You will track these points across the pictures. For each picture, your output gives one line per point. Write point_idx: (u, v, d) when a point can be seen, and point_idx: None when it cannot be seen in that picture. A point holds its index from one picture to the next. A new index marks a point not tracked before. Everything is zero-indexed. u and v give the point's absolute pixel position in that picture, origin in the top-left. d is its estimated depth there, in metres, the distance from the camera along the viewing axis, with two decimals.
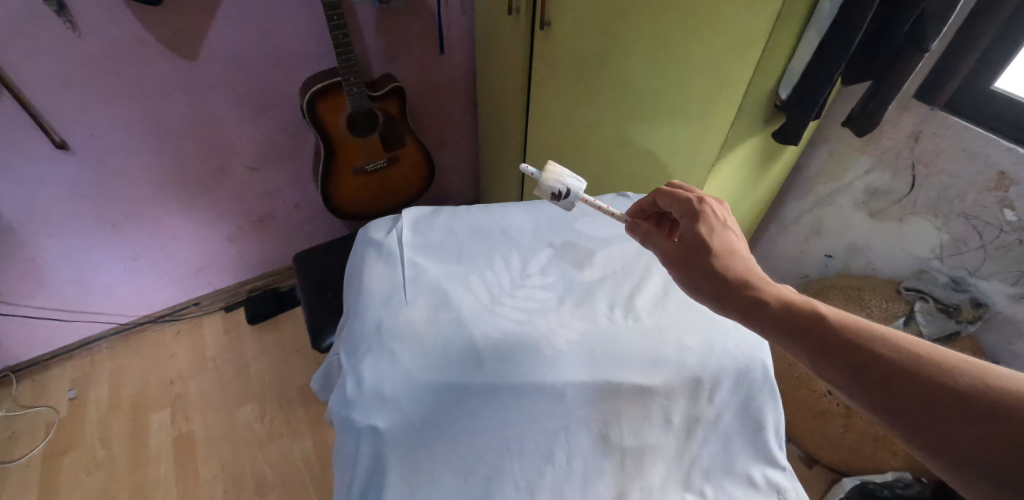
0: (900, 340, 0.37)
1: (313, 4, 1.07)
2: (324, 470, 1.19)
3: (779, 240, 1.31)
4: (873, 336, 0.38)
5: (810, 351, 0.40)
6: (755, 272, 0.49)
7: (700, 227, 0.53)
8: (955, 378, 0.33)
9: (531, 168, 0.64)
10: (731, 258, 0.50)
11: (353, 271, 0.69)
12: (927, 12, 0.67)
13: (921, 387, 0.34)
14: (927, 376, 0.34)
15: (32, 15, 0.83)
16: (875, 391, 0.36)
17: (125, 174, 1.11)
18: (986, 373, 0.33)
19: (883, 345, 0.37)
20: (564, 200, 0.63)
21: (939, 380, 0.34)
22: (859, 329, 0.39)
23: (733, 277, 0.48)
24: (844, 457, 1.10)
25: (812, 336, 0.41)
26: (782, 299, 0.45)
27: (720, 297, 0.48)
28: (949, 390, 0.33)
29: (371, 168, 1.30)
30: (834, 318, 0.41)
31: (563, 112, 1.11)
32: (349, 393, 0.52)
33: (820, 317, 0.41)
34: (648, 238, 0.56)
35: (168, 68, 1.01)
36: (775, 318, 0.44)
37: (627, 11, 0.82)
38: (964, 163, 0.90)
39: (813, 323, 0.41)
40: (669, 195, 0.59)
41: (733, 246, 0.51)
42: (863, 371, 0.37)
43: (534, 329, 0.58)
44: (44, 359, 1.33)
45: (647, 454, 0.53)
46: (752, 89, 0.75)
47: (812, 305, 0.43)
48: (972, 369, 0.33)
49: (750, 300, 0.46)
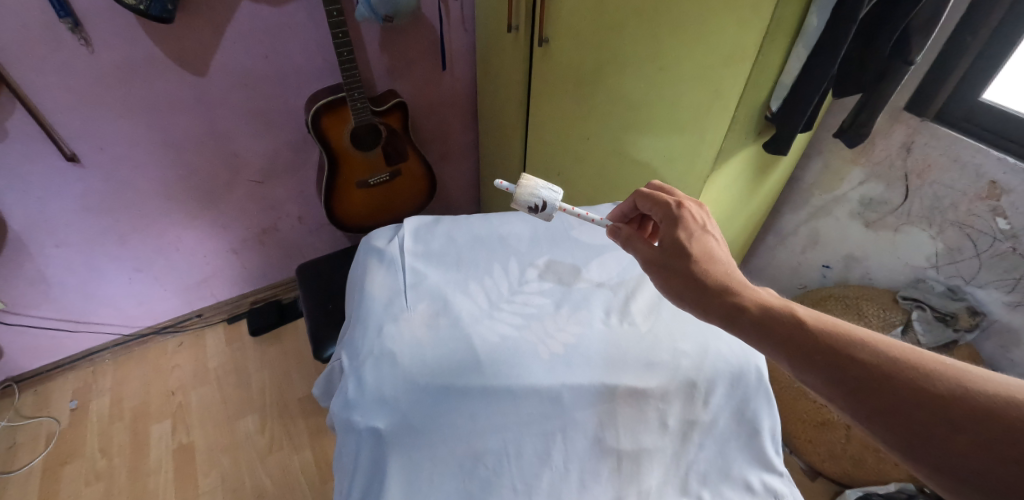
0: (879, 345, 0.38)
1: (320, 22, 1.11)
2: (324, 482, 1.18)
3: (776, 251, 1.32)
4: (853, 341, 0.39)
5: (793, 356, 0.41)
6: (734, 276, 0.50)
7: (681, 233, 0.54)
8: (935, 383, 0.35)
9: (505, 183, 0.65)
10: (711, 263, 0.51)
11: (355, 279, 0.70)
12: (912, 26, 0.70)
13: (900, 391, 0.35)
14: (907, 380, 0.35)
15: (48, 31, 0.87)
16: (856, 396, 0.37)
17: (132, 186, 1.13)
18: (963, 376, 0.34)
19: (862, 349, 0.38)
20: (542, 212, 0.66)
21: (918, 383, 0.35)
22: (839, 334, 0.40)
23: (714, 282, 0.50)
24: (846, 469, 1.09)
25: (793, 341, 0.42)
26: (762, 304, 0.46)
27: (701, 303, 0.49)
28: (929, 394, 0.34)
29: (373, 181, 1.32)
30: (814, 322, 0.42)
31: (563, 125, 1.13)
32: (350, 395, 0.53)
33: (800, 322, 0.42)
34: (630, 242, 0.58)
35: (178, 83, 1.04)
36: (756, 323, 0.45)
37: (623, 28, 0.86)
38: (956, 173, 0.91)
39: (794, 328, 0.42)
40: (649, 198, 0.61)
41: (712, 251, 0.53)
42: (843, 377, 0.38)
43: (531, 334, 0.59)
44: (48, 369, 1.34)
45: (644, 457, 0.53)
46: (744, 101, 0.76)
47: (791, 309, 0.44)
48: (949, 372, 0.35)
49: (732, 306, 0.47)
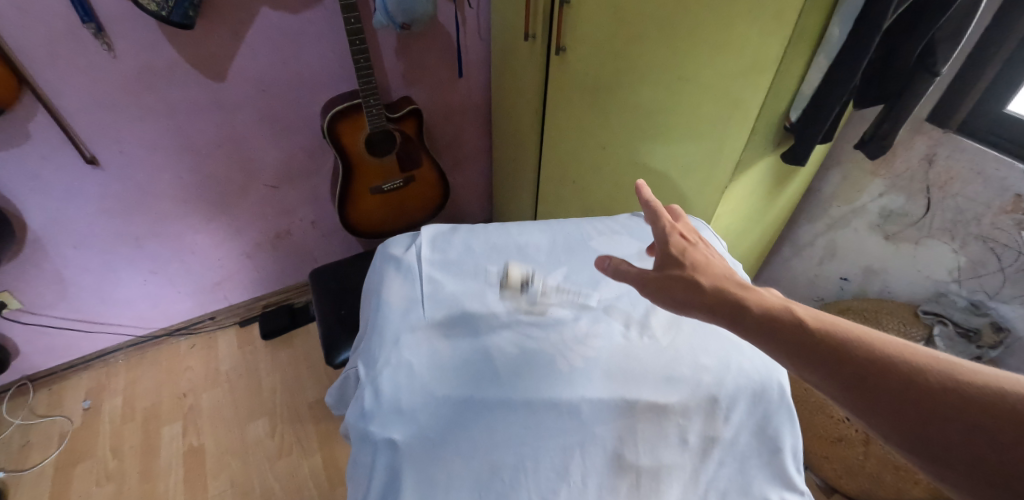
0: (873, 339, 0.38)
1: (338, 30, 1.12)
2: (334, 488, 1.18)
3: (793, 263, 1.30)
4: (852, 338, 0.38)
5: (793, 354, 0.40)
6: (733, 279, 0.48)
7: (674, 250, 0.52)
8: (927, 375, 0.34)
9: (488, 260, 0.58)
10: (710, 269, 0.49)
11: (372, 287, 0.70)
12: (936, 38, 0.69)
13: (895, 386, 0.35)
14: (902, 374, 0.35)
15: (72, 37, 0.89)
16: (856, 392, 0.36)
17: (150, 189, 1.15)
18: (954, 369, 0.34)
19: (858, 346, 0.37)
20: None
21: (911, 378, 0.34)
22: (839, 332, 0.39)
23: (710, 288, 0.47)
24: (864, 486, 1.06)
25: (795, 339, 0.40)
26: (763, 304, 0.43)
27: (704, 307, 0.46)
28: (924, 389, 0.34)
29: (387, 188, 1.32)
30: (815, 322, 0.40)
31: (578, 132, 1.13)
32: (367, 406, 0.52)
33: (800, 322, 0.41)
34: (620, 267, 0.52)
35: (197, 89, 1.05)
36: (759, 322, 0.42)
37: (642, 38, 0.85)
38: (980, 186, 0.89)
39: (795, 328, 0.40)
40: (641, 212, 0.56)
41: (710, 261, 0.50)
42: (841, 373, 0.37)
43: (549, 345, 0.58)
44: (63, 369, 1.35)
45: (663, 474, 0.53)
46: (764, 113, 0.76)
47: (790, 309, 0.42)
48: (940, 365, 0.35)
49: (734, 305, 0.44)
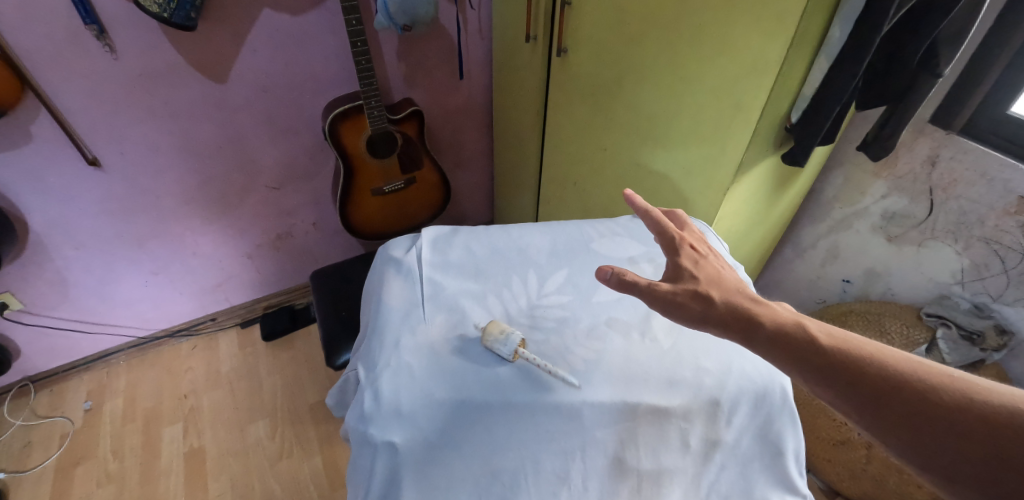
0: (886, 357, 0.37)
1: (339, 31, 1.12)
2: (334, 490, 1.18)
3: (795, 265, 1.30)
4: (865, 355, 0.38)
5: (805, 369, 0.39)
6: (746, 293, 0.47)
7: (685, 261, 0.51)
8: (941, 393, 0.34)
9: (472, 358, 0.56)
10: (720, 283, 0.48)
11: (373, 288, 0.70)
12: (939, 39, 0.69)
13: (909, 403, 0.34)
14: (916, 391, 0.35)
15: (73, 38, 0.89)
16: (869, 408, 0.36)
17: (151, 190, 1.15)
18: (967, 387, 0.34)
19: (871, 363, 0.37)
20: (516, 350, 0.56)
21: (926, 395, 0.34)
22: (851, 348, 0.39)
23: (723, 304, 0.45)
24: (867, 490, 1.06)
25: (806, 355, 0.39)
26: (776, 318, 0.43)
27: (712, 317, 0.45)
28: (937, 406, 0.33)
29: (388, 189, 1.32)
30: (828, 339, 0.40)
31: (580, 133, 1.13)
32: (366, 408, 0.52)
33: (813, 338, 0.40)
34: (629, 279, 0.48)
35: (198, 90, 1.05)
36: (772, 338, 0.41)
37: (644, 38, 0.85)
38: (984, 188, 0.89)
39: (808, 344, 0.40)
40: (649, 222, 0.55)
41: (721, 274, 0.50)
42: (853, 389, 0.37)
43: (550, 348, 0.58)
44: (64, 369, 1.35)
45: (665, 478, 0.53)
46: (766, 113, 0.75)
47: (802, 324, 0.42)
48: (953, 383, 0.34)
49: (746, 319, 0.43)
